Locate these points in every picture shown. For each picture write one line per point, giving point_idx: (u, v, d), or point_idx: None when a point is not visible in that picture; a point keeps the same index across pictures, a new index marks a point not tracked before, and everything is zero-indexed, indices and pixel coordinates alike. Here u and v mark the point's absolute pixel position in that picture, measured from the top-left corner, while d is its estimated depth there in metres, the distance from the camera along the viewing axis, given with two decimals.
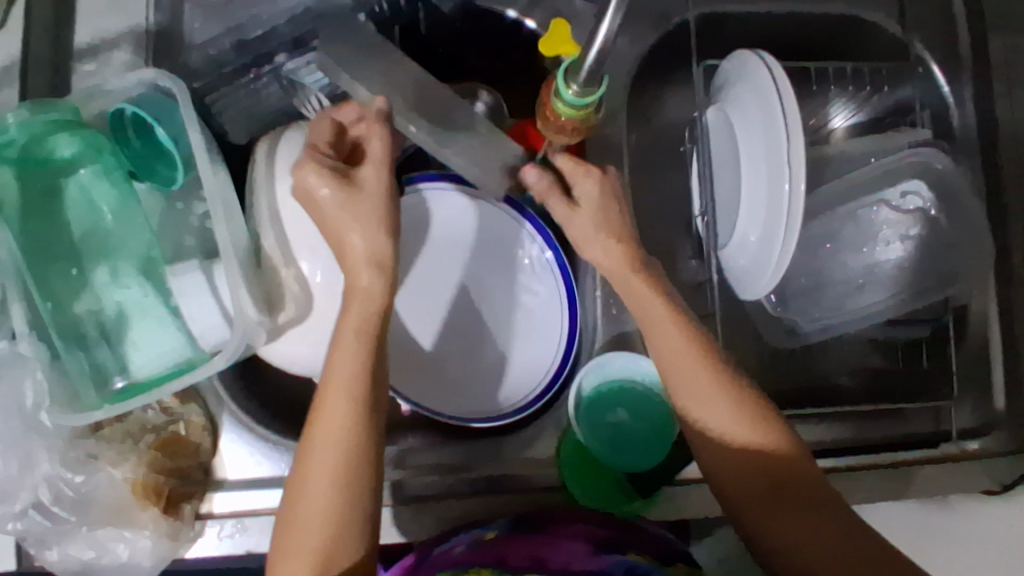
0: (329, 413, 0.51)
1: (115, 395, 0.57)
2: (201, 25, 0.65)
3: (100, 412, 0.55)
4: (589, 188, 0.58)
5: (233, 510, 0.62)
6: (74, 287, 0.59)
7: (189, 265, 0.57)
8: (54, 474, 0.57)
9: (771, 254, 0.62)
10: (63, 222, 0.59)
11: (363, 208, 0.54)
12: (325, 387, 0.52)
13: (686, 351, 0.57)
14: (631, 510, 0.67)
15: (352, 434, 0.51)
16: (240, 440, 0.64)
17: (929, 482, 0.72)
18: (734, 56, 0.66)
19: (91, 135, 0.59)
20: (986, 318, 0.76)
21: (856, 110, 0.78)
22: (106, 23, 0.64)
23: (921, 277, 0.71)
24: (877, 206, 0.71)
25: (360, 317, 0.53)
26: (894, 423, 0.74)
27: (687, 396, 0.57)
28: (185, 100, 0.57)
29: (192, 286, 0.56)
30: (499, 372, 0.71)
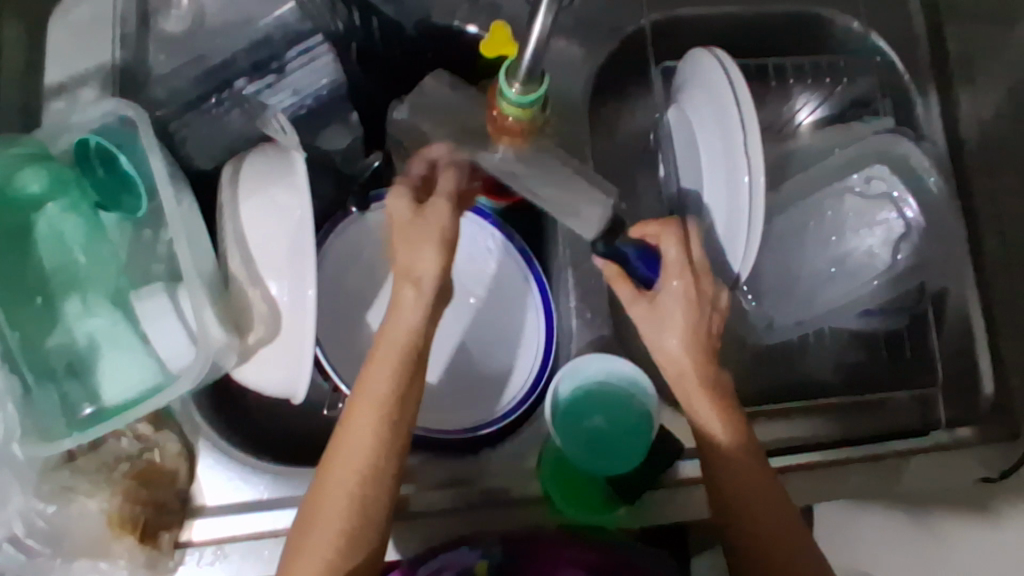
0: (352, 432, 0.52)
1: (84, 421, 0.57)
2: (165, 58, 0.66)
3: (71, 439, 0.55)
4: (680, 284, 0.59)
5: (212, 537, 0.61)
6: (44, 318, 0.59)
7: (153, 288, 0.58)
8: (28, 507, 0.58)
9: (737, 248, 0.62)
10: (33, 256, 0.60)
11: (418, 231, 0.54)
12: (352, 404, 0.52)
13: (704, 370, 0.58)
14: (616, 520, 0.66)
15: (372, 455, 0.51)
16: (218, 466, 0.63)
17: (919, 471, 0.70)
18: (688, 57, 0.66)
19: (58, 168, 0.60)
20: (968, 301, 0.74)
21: (820, 103, 0.78)
22: (72, 61, 0.66)
23: (896, 263, 0.72)
24: (844, 194, 0.72)
25: (390, 343, 0.53)
26: (879, 414, 0.73)
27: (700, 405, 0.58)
28: (146, 127, 0.59)
29: (157, 309, 0.58)
30: (472, 400, 0.72)
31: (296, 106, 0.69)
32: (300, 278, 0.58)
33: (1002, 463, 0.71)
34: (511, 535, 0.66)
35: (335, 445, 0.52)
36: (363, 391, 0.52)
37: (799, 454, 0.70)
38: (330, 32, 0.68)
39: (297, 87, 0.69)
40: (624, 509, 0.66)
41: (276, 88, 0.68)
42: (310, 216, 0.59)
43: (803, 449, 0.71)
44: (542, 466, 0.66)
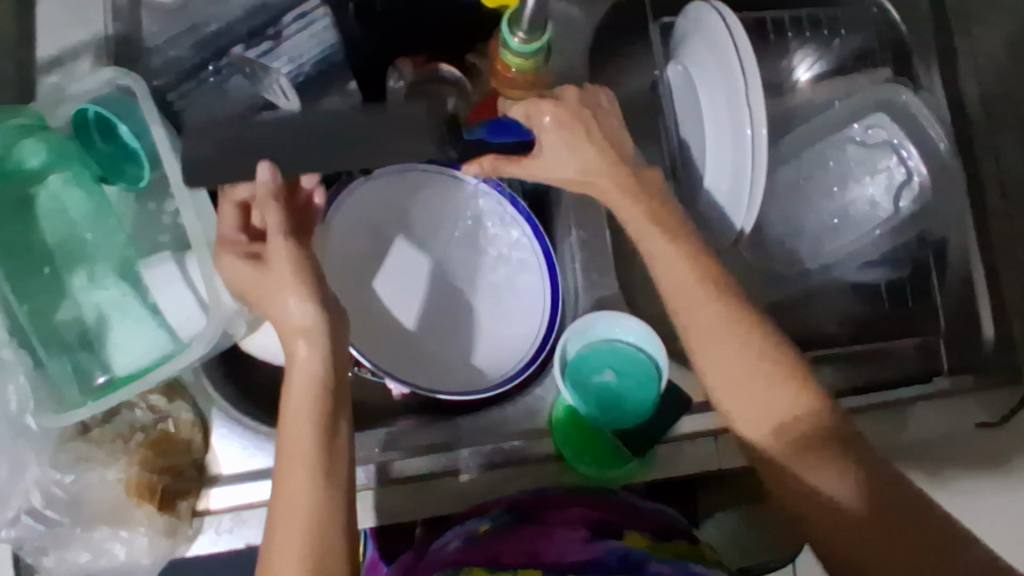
0: (287, 485, 0.50)
1: (98, 390, 0.58)
2: (159, 29, 0.66)
3: (84, 409, 0.55)
4: (551, 115, 0.59)
5: (230, 504, 0.62)
6: (52, 290, 0.59)
7: (162, 256, 0.59)
8: (45, 477, 0.57)
9: (741, 200, 0.62)
10: (37, 228, 0.59)
11: (278, 276, 0.53)
12: (279, 470, 0.50)
13: (727, 328, 0.57)
14: (628, 474, 0.67)
15: (313, 499, 0.49)
16: (231, 435, 0.63)
17: (927, 418, 0.71)
18: (688, 10, 0.66)
19: (57, 139, 0.59)
20: (969, 250, 0.75)
21: (818, 60, 0.78)
22: (65, 34, 0.64)
23: (898, 213, 0.73)
24: (845, 144, 0.73)
25: (297, 393, 0.52)
26: (883, 363, 0.74)
27: (717, 363, 0.57)
28: (145, 97, 0.59)
29: (166, 278, 0.58)
30: (480, 351, 0.71)
31: (295, 73, 0.69)
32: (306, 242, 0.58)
33: (1004, 407, 0.72)
34: (516, 499, 0.65)
35: (275, 519, 0.49)
36: (286, 456, 0.50)
37: None
38: None
39: (295, 53, 0.68)
40: (637, 463, 0.67)
41: (273, 54, 0.67)
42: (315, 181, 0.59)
43: None
44: (552, 425, 0.67)
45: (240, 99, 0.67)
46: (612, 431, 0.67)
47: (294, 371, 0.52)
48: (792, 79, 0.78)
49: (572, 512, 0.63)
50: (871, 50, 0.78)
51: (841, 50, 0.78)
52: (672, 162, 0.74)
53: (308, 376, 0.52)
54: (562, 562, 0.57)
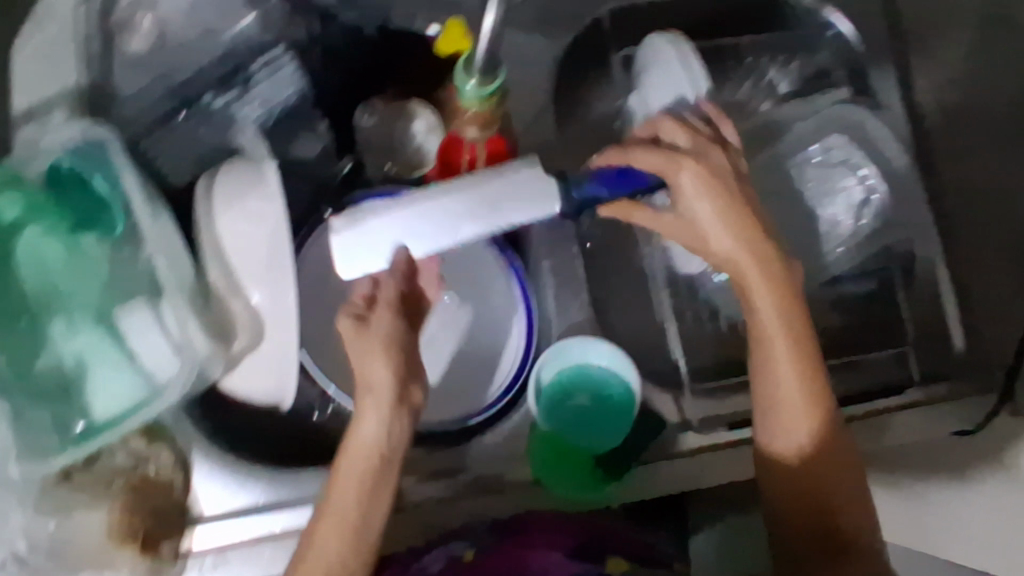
0: (334, 508, 0.53)
1: (77, 438, 0.58)
2: (132, 78, 0.68)
3: (65, 455, 0.57)
4: (692, 176, 0.58)
5: (213, 544, 0.62)
6: (30, 339, 0.60)
7: (137, 303, 0.60)
8: (29, 524, 0.59)
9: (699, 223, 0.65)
10: (15, 280, 0.61)
11: (370, 338, 0.54)
12: (318, 519, 0.53)
13: (801, 345, 0.58)
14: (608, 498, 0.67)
15: (343, 536, 0.52)
16: (213, 475, 0.64)
17: (903, 427, 0.72)
18: (646, 44, 0.69)
19: (32, 192, 0.60)
20: (936, 262, 0.77)
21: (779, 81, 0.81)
22: (40, 87, 0.66)
23: (858, 230, 0.76)
24: (803, 164, 0.76)
25: (354, 452, 0.53)
26: (853, 373, 0.75)
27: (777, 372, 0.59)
28: (118, 151, 0.62)
29: (140, 323, 0.59)
30: (461, 380, 0.72)
31: (264, 117, 0.70)
32: (282, 281, 0.60)
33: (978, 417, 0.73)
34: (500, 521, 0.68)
35: (301, 559, 0.52)
36: (329, 510, 0.53)
37: None
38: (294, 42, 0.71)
39: (265, 97, 0.70)
40: (613, 487, 0.67)
41: (241, 100, 0.70)
42: (286, 223, 0.60)
43: None
44: (531, 451, 0.68)
45: (213, 143, 0.68)
46: (592, 454, 0.67)
47: (362, 423, 0.53)
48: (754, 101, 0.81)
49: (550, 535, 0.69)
50: (828, 71, 0.81)
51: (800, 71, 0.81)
52: None
53: (366, 447, 0.53)
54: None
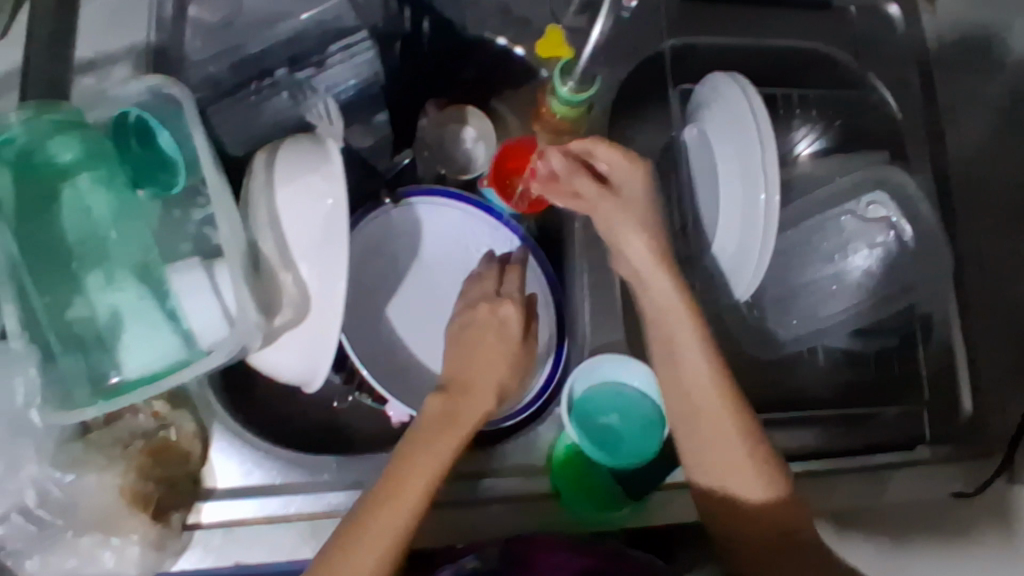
0: (359, 559, 0.56)
1: (112, 390, 0.58)
2: (201, 44, 0.72)
3: (95, 409, 0.56)
4: None
5: (222, 519, 0.64)
6: (66, 296, 0.60)
7: (191, 263, 0.59)
8: (43, 475, 0.59)
9: (749, 258, 0.68)
10: (56, 230, 0.61)
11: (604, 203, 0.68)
12: (368, 513, 0.57)
13: (721, 418, 0.65)
14: (619, 518, 0.70)
15: (388, 523, 0.57)
16: (229, 449, 0.66)
17: (909, 484, 0.77)
18: (705, 81, 0.74)
19: (90, 136, 0.62)
20: (951, 329, 0.81)
21: (817, 135, 0.86)
22: (107, 40, 0.69)
23: (898, 284, 0.79)
24: (844, 218, 0.78)
25: (460, 415, 0.62)
26: (866, 429, 0.80)
27: (717, 450, 0.65)
28: (188, 105, 0.61)
29: (192, 283, 0.58)
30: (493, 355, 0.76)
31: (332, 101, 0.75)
32: (331, 266, 0.63)
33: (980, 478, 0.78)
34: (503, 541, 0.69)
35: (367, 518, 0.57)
36: (394, 490, 0.58)
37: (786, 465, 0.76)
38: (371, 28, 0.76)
39: (351, 70, 0.75)
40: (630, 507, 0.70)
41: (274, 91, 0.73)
42: (341, 205, 0.63)
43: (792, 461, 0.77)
44: (553, 460, 0.71)
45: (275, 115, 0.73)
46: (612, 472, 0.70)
47: (447, 426, 0.61)
48: (792, 151, 0.86)
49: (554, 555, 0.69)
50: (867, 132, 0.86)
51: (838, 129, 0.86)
52: (682, 218, 0.80)
53: (477, 410, 0.63)
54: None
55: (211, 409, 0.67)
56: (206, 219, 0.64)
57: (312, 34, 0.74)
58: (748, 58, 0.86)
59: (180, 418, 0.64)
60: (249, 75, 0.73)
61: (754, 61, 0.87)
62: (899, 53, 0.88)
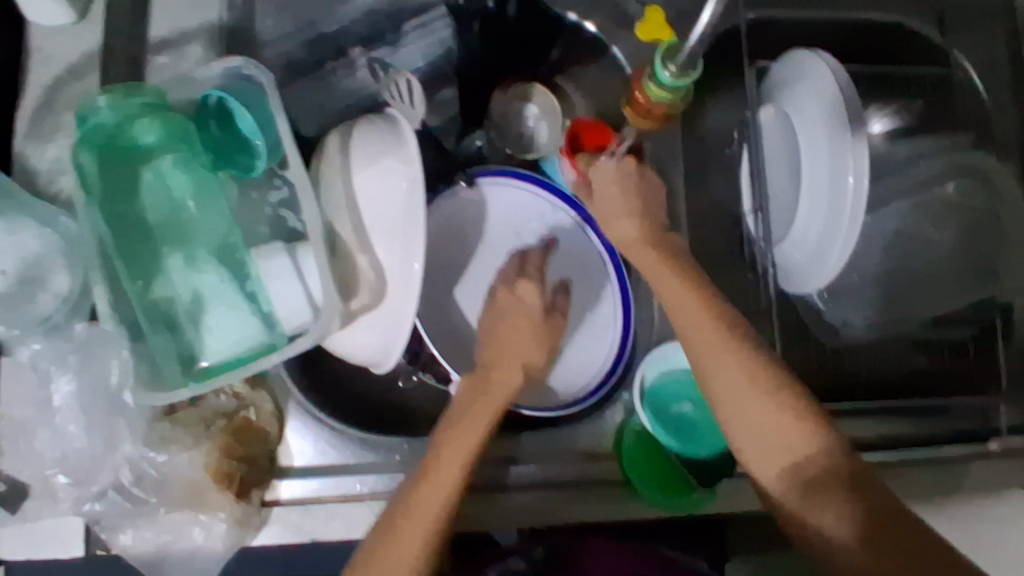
0: (401, 547, 0.55)
1: (201, 373, 0.59)
2: (272, 22, 0.71)
3: (185, 390, 0.57)
4: None
5: (299, 497, 0.65)
6: (152, 275, 0.60)
7: (275, 248, 0.59)
8: (136, 454, 0.60)
9: (832, 245, 0.66)
10: (140, 211, 0.62)
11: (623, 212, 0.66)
12: (402, 509, 0.57)
13: (735, 375, 0.59)
14: (691, 504, 0.69)
15: (426, 508, 0.56)
16: (304, 429, 0.68)
17: (977, 478, 0.76)
18: (785, 59, 0.71)
19: (172, 118, 0.62)
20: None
21: (892, 118, 0.80)
22: (182, 19, 0.69)
23: (978, 269, 0.77)
24: (921, 201, 0.76)
25: (490, 397, 0.60)
26: (938, 419, 0.78)
27: (738, 408, 0.59)
28: (270, 85, 0.60)
29: (278, 267, 0.58)
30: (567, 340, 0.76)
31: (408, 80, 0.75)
32: (408, 247, 0.62)
33: None
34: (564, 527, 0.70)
35: (401, 515, 0.56)
36: (424, 482, 0.57)
37: None
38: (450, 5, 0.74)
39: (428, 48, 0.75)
40: (702, 495, 0.69)
41: (350, 70, 0.72)
42: (419, 184, 0.62)
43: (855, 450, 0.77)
44: (621, 446, 0.71)
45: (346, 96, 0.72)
46: (683, 460, 0.69)
47: (478, 409, 0.60)
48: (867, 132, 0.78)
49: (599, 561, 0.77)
50: (955, 112, 0.82)
51: (925, 107, 0.81)
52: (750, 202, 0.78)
53: (506, 392, 0.61)
54: None
55: (286, 390, 0.68)
56: (282, 201, 0.65)
57: (383, 13, 0.73)
58: (823, 36, 0.83)
59: (259, 399, 0.65)
60: (322, 56, 0.73)
61: (831, 39, 0.83)
62: (990, 24, 0.84)
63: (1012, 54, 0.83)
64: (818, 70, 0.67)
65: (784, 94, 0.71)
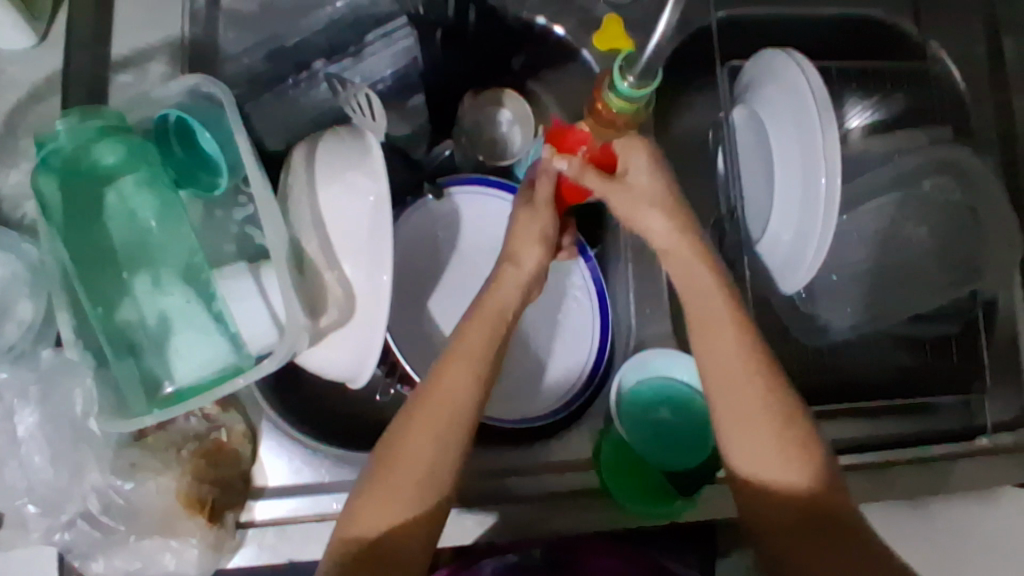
0: (411, 456, 0.54)
1: (165, 400, 0.58)
2: (235, 36, 0.70)
3: (149, 417, 0.56)
4: None
5: (273, 517, 0.64)
6: (118, 298, 0.59)
7: (237, 268, 0.59)
8: (102, 484, 0.60)
9: (806, 247, 0.65)
10: (105, 235, 0.60)
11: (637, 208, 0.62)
12: (406, 430, 0.55)
13: (713, 322, 0.59)
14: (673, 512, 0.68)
15: (435, 418, 0.55)
16: (279, 447, 0.67)
17: (965, 476, 0.75)
18: (758, 57, 0.70)
19: (133, 140, 0.60)
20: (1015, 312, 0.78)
21: (872, 108, 0.79)
22: (143, 36, 0.68)
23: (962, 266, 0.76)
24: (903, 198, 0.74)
25: (492, 306, 0.60)
26: (920, 417, 0.79)
27: (710, 355, 0.59)
28: (230, 103, 0.59)
29: (240, 289, 0.58)
30: (542, 349, 0.77)
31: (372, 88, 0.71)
32: (377, 263, 0.61)
33: None
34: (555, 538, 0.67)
35: (406, 438, 0.55)
36: (426, 409, 0.55)
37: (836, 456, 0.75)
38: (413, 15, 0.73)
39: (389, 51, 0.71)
40: (683, 503, 0.68)
41: (311, 82, 0.70)
42: (385, 199, 0.61)
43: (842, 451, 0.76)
44: (600, 456, 0.70)
45: (310, 110, 0.69)
46: (662, 469, 0.69)
47: (484, 324, 0.59)
48: (843, 126, 0.78)
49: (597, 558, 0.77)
50: (931, 105, 0.81)
51: (901, 101, 0.80)
52: (727, 204, 0.77)
53: (511, 302, 0.61)
54: None
55: (259, 409, 0.67)
56: (248, 218, 0.64)
57: (347, 22, 0.71)
58: (796, 31, 0.82)
59: (230, 419, 0.65)
60: (287, 69, 0.71)
61: (802, 35, 0.83)
62: (967, 14, 0.82)
63: (990, 45, 0.82)
64: (787, 68, 0.66)
65: (761, 92, 0.69)
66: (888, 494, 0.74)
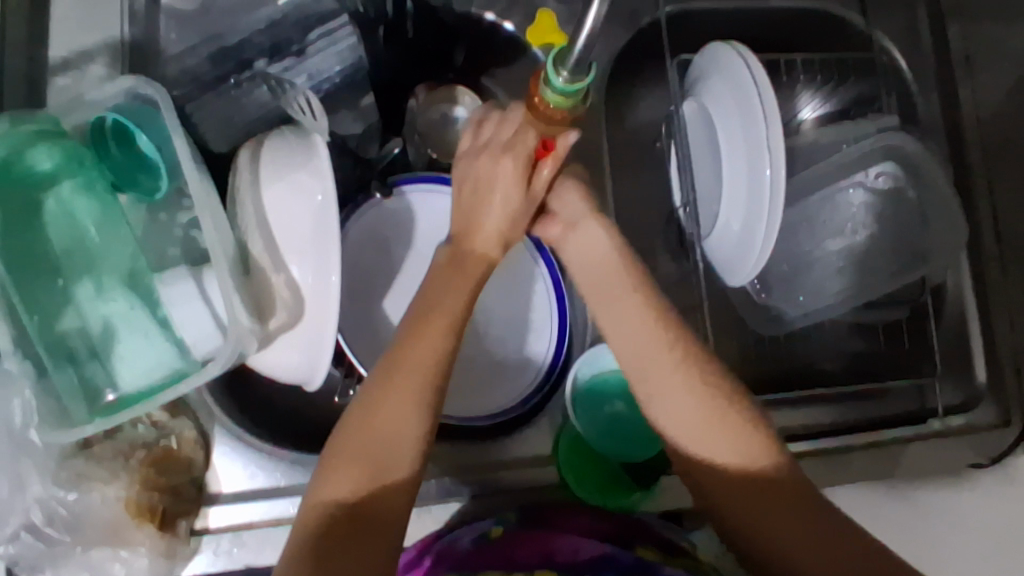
0: (377, 414, 0.54)
1: (107, 408, 0.57)
2: (177, 37, 0.69)
3: (92, 426, 0.55)
4: None
5: (229, 524, 0.63)
6: (57, 305, 0.58)
7: (179, 272, 0.58)
8: (46, 494, 0.59)
9: (755, 238, 0.65)
10: (43, 239, 0.59)
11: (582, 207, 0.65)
12: (374, 392, 0.55)
13: (629, 304, 0.61)
14: (630, 504, 0.69)
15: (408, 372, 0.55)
16: (232, 453, 0.66)
17: (917, 458, 0.77)
18: (706, 50, 0.70)
19: (69, 145, 0.59)
20: (963, 294, 0.80)
21: (823, 100, 0.81)
22: (80, 37, 0.67)
23: (914, 252, 0.76)
24: (852, 188, 0.75)
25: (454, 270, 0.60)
26: (875, 402, 0.80)
27: (629, 339, 0.61)
28: (165, 103, 0.58)
29: (182, 293, 0.57)
30: (500, 347, 0.76)
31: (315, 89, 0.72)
32: (323, 263, 0.60)
33: (994, 449, 0.78)
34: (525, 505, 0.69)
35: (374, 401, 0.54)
36: (395, 370, 0.55)
37: (793, 443, 0.76)
38: (355, 14, 0.73)
39: (329, 54, 0.72)
40: (639, 494, 0.70)
41: (252, 81, 0.70)
42: (332, 199, 0.60)
43: (800, 437, 0.77)
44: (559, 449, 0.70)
45: (256, 109, 0.69)
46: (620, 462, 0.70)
47: (454, 278, 0.60)
48: (794, 119, 0.81)
49: (578, 517, 0.67)
50: (877, 95, 0.82)
51: (845, 93, 0.81)
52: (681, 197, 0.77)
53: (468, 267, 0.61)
54: (575, 561, 0.62)
55: (211, 414, 0.66)
56: (193, 222, 0.63)
57: (291, 20, 0.71)
58: (743, 25, 0.84)
59: (179, 426, 0.64)
60: (231, 70, 0.70)
61: (749, 29, 0.84)
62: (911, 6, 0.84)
63: (935, 34, 0.83)
64: (732, 59, 0.66)
65: (710, 83, 0.69)
66: (839, 477, 0.76)
